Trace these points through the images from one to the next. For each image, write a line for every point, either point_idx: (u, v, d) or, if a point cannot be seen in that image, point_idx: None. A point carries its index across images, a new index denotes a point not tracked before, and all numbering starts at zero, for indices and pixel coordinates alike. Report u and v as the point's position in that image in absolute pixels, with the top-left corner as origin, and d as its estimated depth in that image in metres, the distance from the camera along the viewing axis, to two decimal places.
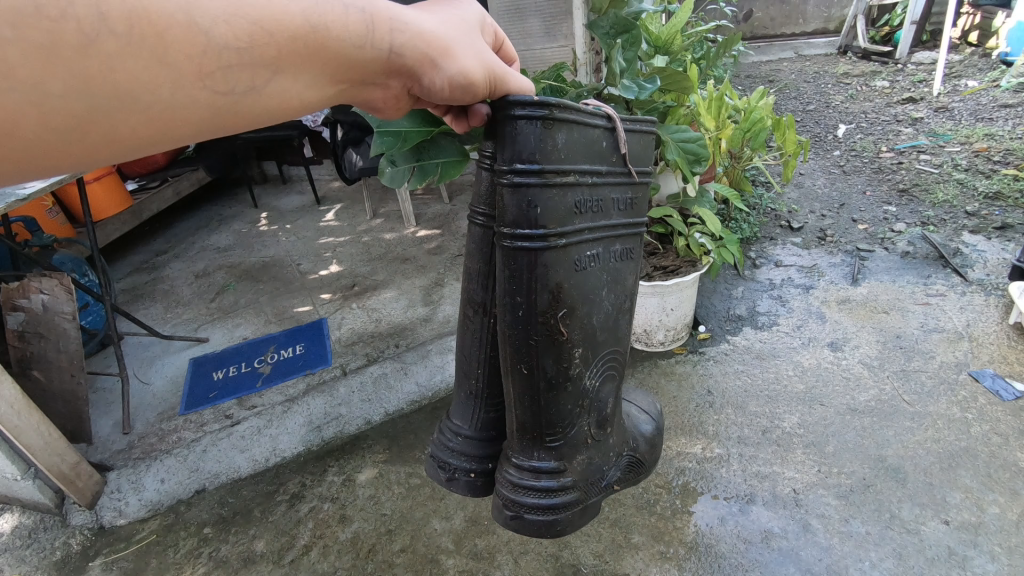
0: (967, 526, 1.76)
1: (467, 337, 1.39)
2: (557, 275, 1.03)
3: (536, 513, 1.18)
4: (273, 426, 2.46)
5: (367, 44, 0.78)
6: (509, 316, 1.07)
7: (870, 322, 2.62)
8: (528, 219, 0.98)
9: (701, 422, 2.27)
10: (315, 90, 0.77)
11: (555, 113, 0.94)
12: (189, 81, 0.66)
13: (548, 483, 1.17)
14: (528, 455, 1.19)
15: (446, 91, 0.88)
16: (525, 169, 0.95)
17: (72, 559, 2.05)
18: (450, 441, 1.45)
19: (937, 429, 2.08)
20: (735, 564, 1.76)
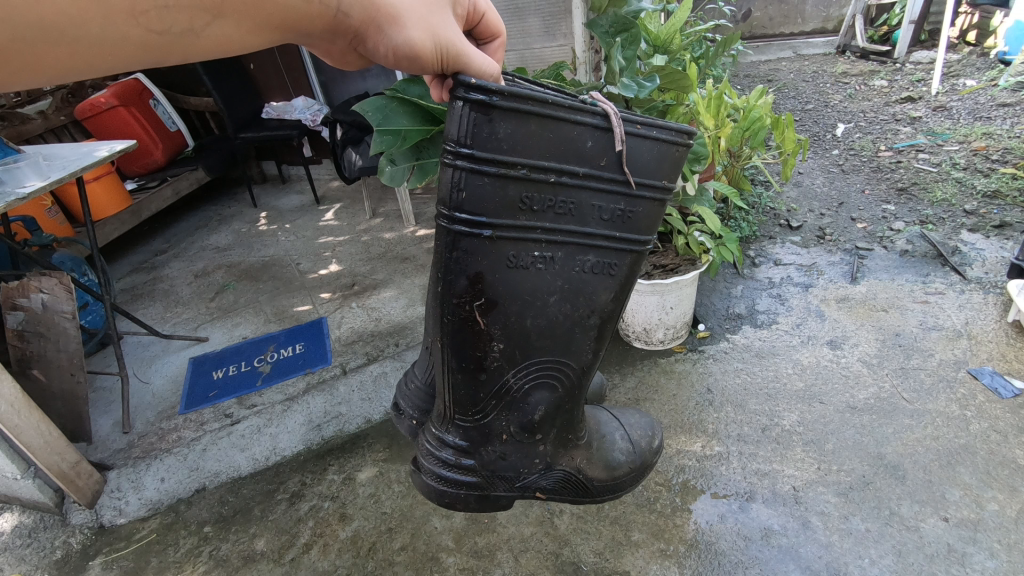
0: (966, 522, 1.77)
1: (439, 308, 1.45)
2: (478, 264, 1.02)
3: (432, 476, 1.27)
4: (273, 425, 2.47)
5: (315, 2, 0.80)
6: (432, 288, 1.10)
7: (869, 320, 2.63)
8: (455, 202, 0.97)
9: (700, 420, 2.27)
10: (257, 36, 0.81)
11: (501, 101, 0.88)
12: (121, 17, 0.70)
13: (449, 457, 1.24)
14: (442, 426, 1.25)
15: (391, 60, 0.89)
16: (460, 153, 0.92)
17: (72, 558, 2.05)
18: (409, 385, 1.63)
19: (936, 426, 2.09)
20: (735, 561, 1.76)
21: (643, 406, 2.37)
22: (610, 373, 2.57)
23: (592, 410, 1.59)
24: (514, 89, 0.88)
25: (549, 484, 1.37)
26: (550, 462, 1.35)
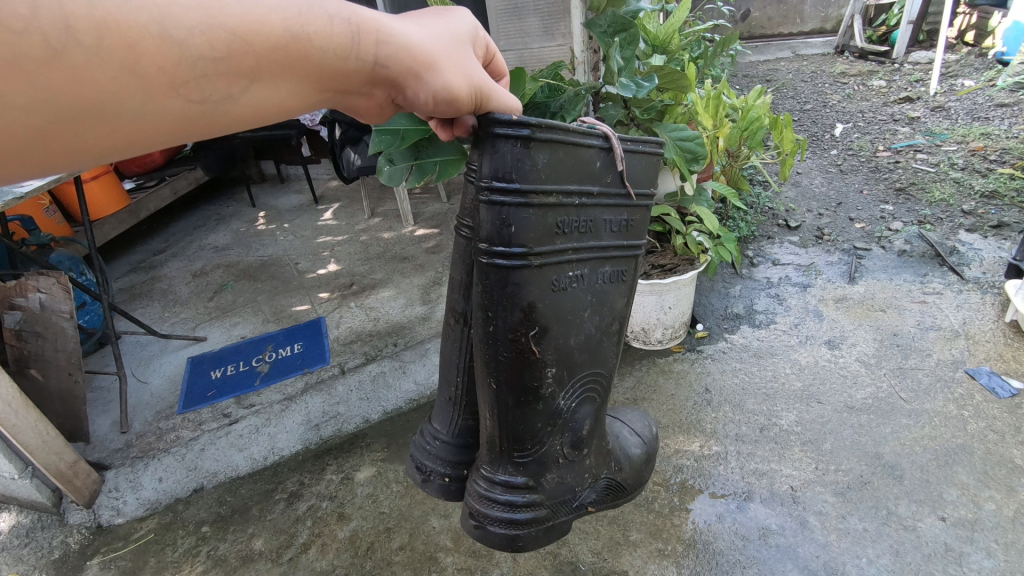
0: (964, 522, 1.77)
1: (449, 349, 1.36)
2: (529, 294, 1.01)
3: (499, 525, 1.18)
4: (271, 424, 2.46)
5: (352, 56, 0.77)
6: (481, 329, 1.07)
7: (867, 320, 2.63)
8: (502, 237, 0.97)
9: (698, 420, 2.27)
10: (296, 97, 0.77)
11: (537, 132, 0.91)
12: (161, 92, 0.65)
13: (513, 499, 1.17)
14: (496, 468, 1.19)
15: (430, 104, 0.87)
16: (501, 186, 0.93)
17: (70, 558, 2.04)
18: (427, 444, 1.43)
19: (934, 426, 2.09)
20: (733, 561, 1.77)
21: (641, 406, 2.37)
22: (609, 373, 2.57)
23: None
24: (546, 120, 0.92)
25: (597, 496, 1.35)
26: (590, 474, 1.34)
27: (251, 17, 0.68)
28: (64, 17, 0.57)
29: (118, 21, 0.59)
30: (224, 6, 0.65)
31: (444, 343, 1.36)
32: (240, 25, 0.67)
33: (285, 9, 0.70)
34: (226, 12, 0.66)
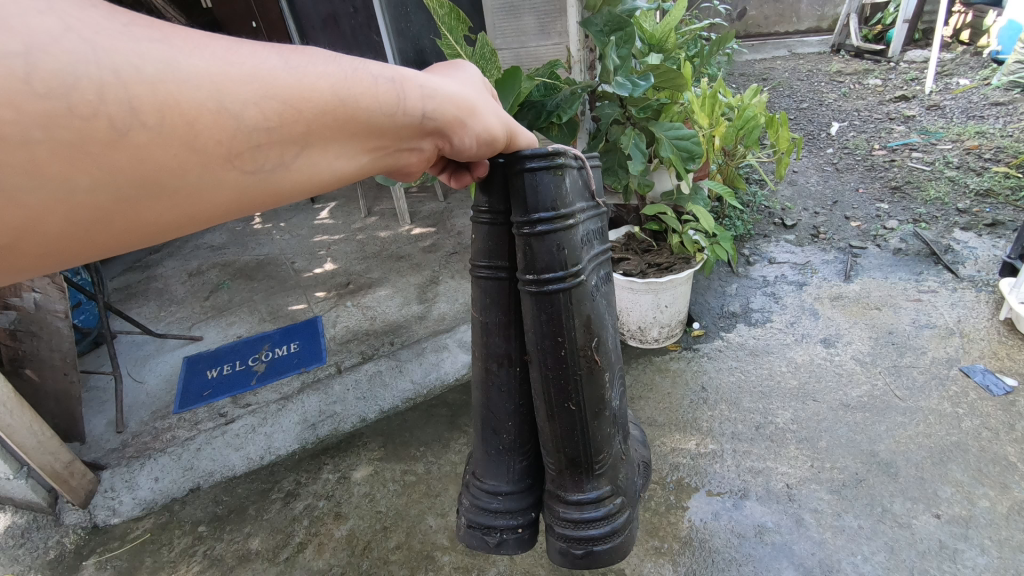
0: (958, 519, 1.79)
1: (492, 395, 1.22)
2: (583, 308, 1.06)
3: (601, 542, 1.16)
4: (268, 424, 2.46)
5: (400, 112, 0.75)
6: (551, 357, 1.07)
7: (863, 319, 2.64)
8: (554, 263, 1.00)
9: (694, 419, 2.28)
10: (347, 160, 0.74)
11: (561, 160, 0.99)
12: (219, 165, 0.61)
13: (605, 510, 1.17)
14: (581, 488, 1.16)
15: (474, 148, 0.88)
16: (542, 217, 0.98)
17: (66, 558, 2.05)
18: (488, 502, 1.22)
19: (929, 424, 2.10)
20: (729, 558, 1.77)
21: (637, 404, 2.38)
22: None
23: None
24: (564, 147, 1.00)
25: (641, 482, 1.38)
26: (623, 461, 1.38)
27: (302, 84, 0.65)
28: (129, 99, 0.53)
29: (180, 98, 0.55)
30: (275, 75, 0.63)
31: (479, 393, 1.25)
32: (292, 93, 0.64)
33: (331, 74, 0.68)
34: (278, 82, 0.63)
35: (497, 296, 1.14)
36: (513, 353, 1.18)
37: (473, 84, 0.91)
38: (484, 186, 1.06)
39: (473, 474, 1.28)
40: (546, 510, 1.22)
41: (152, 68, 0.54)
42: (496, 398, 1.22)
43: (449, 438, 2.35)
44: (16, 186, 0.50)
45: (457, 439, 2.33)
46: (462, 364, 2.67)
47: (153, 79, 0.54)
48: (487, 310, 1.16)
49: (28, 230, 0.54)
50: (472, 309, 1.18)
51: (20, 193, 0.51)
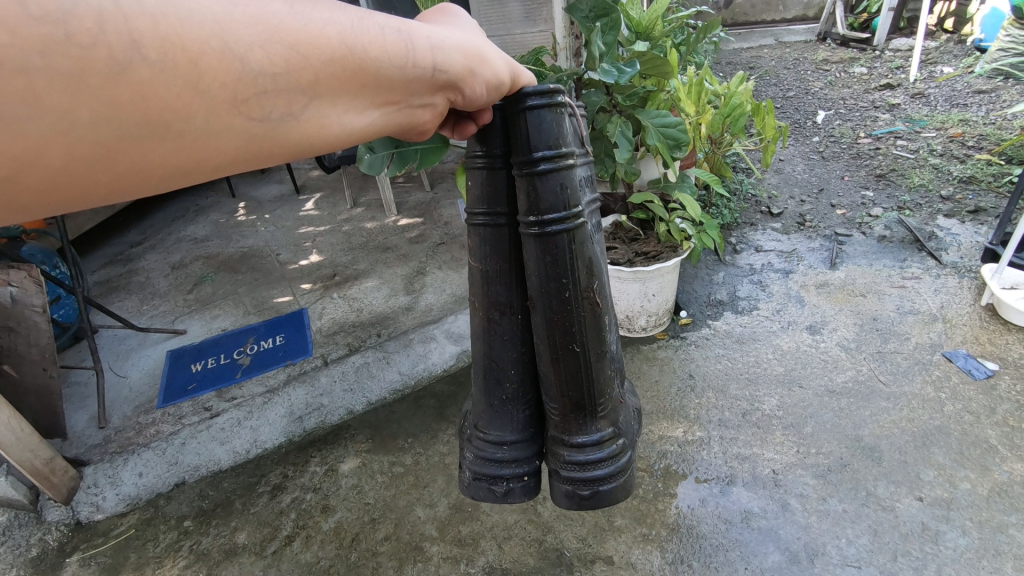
0: (940, 502, 1.81)
1: (495, 347, 1.18)
2: (586, 249, 1.05)
3: (607, 482, 1.16)
4: (253, 418, 2.43)
5: (409, 63, 0.72)
6: (556, 299, 1.05)
7: (848, 305, 2.66)
8: (558, 201, 0.99)
9: (682, 406, 2.28)
10: (359, 114, 0.70)
11: (562, 99, 0.98)
12: (225, 109, 0.57)
13: (611, 451, 1.16)
14: (586, 431, 1.15)
15: (484, 97, 0.85)
16: (545, 157, 0.96)
17: (48, 556, 2.03)
18: (493, 453, 1.20)
19: (912, 408, 2.13)
20: (716, 544, 1.79)
21: None
22: None
23: None
24: (565, 88, 0.99)
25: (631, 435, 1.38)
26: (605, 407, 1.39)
27: (308, 29, 0.62)
28: (130, 31, 0.50)
29: (187, 32, 0.53)
30: (281, 19, 0.60)
31: (479, 343, 1.21)
32: (298, 38, 0.61)
33: (338, 21, 0.65)
34: (285, 25, 0.60)
35: (499, 244, 1.10)
36: (514, 301, 1.14)
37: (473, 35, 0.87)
38: (482, 133, 1.03)
39: (474, 427, 1.26)
40: (550, 456, 1.21)
41: (153, 4, 0.52)
42: (498, 348, 1.18)
43: (437, 429, 2.34)
44: (11, 113, 0.48)
45: (445, 430, 2.33)
46: (450, 355, 2.65)
47: (155, 13, 0.52)
48: (487, 258, 1.11)
49: (25, 166, 0.50)
50: (472, 259, 1.14)
51: (16, 122, 0.48)
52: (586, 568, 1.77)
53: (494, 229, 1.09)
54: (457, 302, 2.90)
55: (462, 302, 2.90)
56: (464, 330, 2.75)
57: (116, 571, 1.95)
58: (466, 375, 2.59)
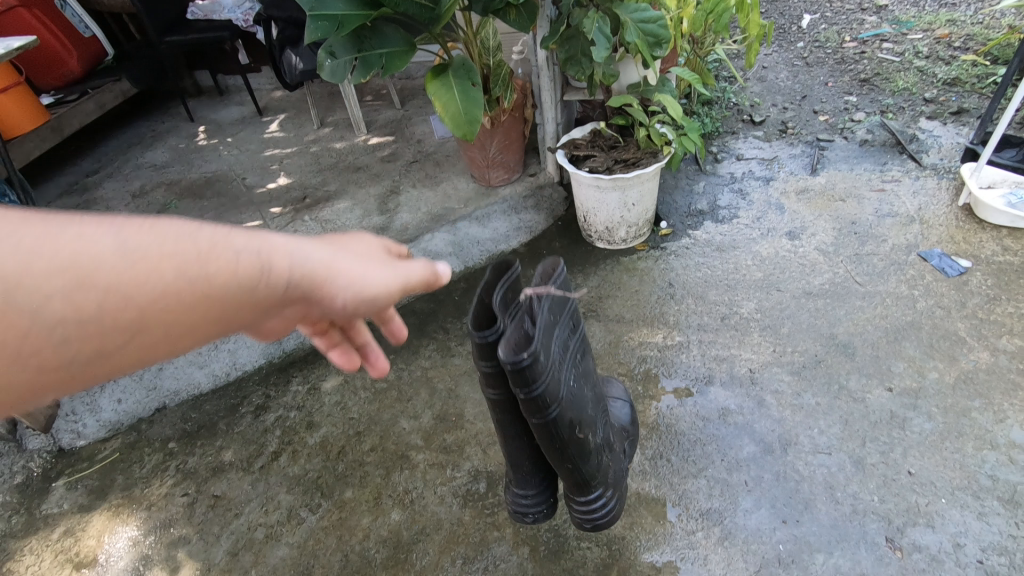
0: (908, 391, 1.88)
1: (508, 448, 1.33)
2: (573, 444, 1.18)
3: (602, 513, 1.35)
4: (230, 341, 2.39)
5: (261, 283, 0.74)
6: (546, 434, 1.14)
7: (827, 210, 2.64)
8: (546, 404, 1.08)
9: (661, 313, 2.30)
10: (214, 337, 0.75)
11: (540, 350, 1.02)
12: (74, 341, 0.64)
13: (603, 514, 1.35)
14: (586, 505, 1.33)
15: (352, 310, 0.87)
16: (536, 386, 1.03)
17: (34, 482, 2.04)
18: (517, 501, 1.45)
19: (886, 306, 2.16)
20: (694, 439, 1.84)
21: (605, 303, 2.38)
22: (573, 275, 2.56)
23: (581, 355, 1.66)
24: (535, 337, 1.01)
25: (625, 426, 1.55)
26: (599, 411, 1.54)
27: (141, 264, 0.65)
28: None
29: (74, 258, 0.62)
30: (105, 267, 0.63)
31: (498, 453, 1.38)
32: (128, 293, 0.64)
33: (176, 253, 0.67)
34: (106, 260, 0.63)
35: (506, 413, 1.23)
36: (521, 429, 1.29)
37: (372, 255, 0.90)
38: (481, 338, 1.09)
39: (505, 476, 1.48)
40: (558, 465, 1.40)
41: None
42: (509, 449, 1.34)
43: (419, 345, 2.34)
44: None
45: (427, 346, 2.33)
46: None
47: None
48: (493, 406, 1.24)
49: None
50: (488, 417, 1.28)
51: None
52: None
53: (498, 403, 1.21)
54: (433, 220, 2.82)
55: (438, 220, 2.82)
56: (442, 248, 2.70)
57: (105, 493, 1.97)
58: (445, 293, 2.56)
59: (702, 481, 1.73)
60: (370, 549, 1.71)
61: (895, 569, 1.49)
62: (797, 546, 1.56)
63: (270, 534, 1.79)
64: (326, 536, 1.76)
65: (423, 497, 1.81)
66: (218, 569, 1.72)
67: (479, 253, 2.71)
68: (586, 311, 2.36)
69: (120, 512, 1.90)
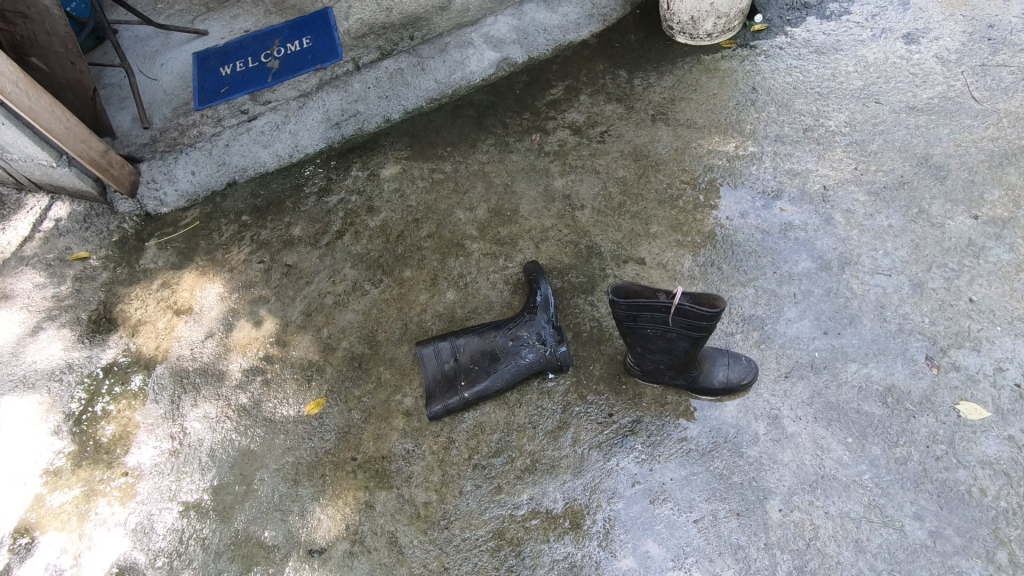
0: (996, 221, 1.74)
1: (503, 372, 1.66)
2: (631, 342, 1.53)
3: (633, 367, 1.62)
4: (291, 122, 2.39)
5: None
6: (629, 332, 1.49)
7: (962, 10, 2.24)
8: (626, 322, 1.46)
9: (738, 121, 2.12)
10: None
11: (619, 311, 1.43)
12: None
13: (633, 367, 1.61)
14: (633, 364, 1.61)
15: None
16: (623, 316, 1.45)
17: (129, 240, 2.25)
18: (522, 360, 1.67)
19: (999, 128, 1.92)
20: (749, 251, 1.82)
21: (677, 106, 2.21)
22: (645, 73, 2.34)
23: (729, 353, 1.59)
24: (622, 303, 1.40)
25: (720, 386, 1.55)
26: (720, 354, 1.58)
27: None
28: None
29: None
30: None
31: (505, 374, 1.66)
32: None
33: None
34: None
35: (464, 377, 1.67)
36: (491, 370, 1.67)
37: None
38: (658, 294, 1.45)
39: (545, 373, 1.69)
40: (631, 361, 1.62)
41: None
42: (507, 371, 1.66)
43: (476, 139, 2.29)
44: None
45: (484, 140, 2.28)
46: (489, 63, 2.47)
47: None
48: (471, 381, 1.67)
49: None
50: (462, 374, 1.68)
51: None
52: (618, 267, 1.86)
53: (458, 367, 1.69)
54: None
55: None
56: (505, 35, 2.49)
57: (191, 254, 2.18)
58: (506, 86, 2.43)
59: (750, 290, 1.75)
60: (427, 321, 1.87)
61: (928, 382, 1.53)
62: (834, 355, 1.60)
63: (338, 301, 1.97)
64: (387, 307, 1.92)
65: (476, 282, 1.92)
66: (295, 325, 1.94)
67: (545, 43, 2.50)
68: (655, 113, 2.21)
69: (207, 272, 2.12)
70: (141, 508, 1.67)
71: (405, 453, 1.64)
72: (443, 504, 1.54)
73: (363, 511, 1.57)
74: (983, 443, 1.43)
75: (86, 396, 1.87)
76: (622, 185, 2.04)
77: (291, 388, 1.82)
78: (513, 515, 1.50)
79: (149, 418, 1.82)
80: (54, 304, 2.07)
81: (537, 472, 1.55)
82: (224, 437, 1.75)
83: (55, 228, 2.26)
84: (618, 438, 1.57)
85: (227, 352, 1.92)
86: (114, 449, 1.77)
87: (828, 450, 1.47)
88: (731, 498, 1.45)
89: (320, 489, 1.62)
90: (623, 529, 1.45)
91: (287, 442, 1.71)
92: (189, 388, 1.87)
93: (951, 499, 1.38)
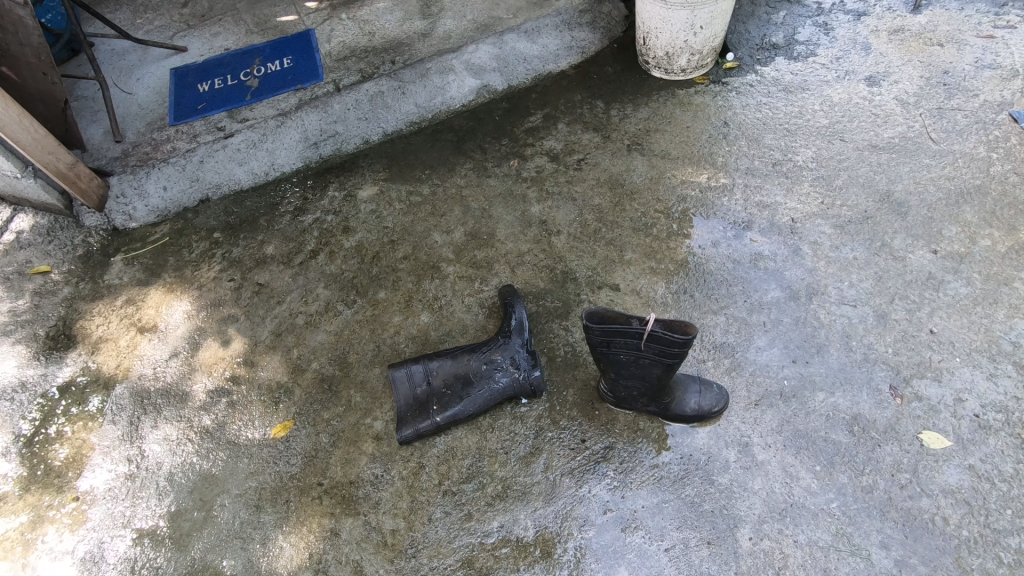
0: (953, 256, 1.82)
1: (476, 397, 1.64)
2: (605, 367, 1.53)
3: (604, 392, 1.62)
4: (269, 141, 2.38)
5: None
6: (602, 357, 1.50)
7: (919, 56, 2.36)
8: (599, 348, 1.47)
9: (711, 153, 2.18)
10: None
11: (591, 336, 1.43)
12: None
13: (604, 392, 1.62)
14: (605, 389, 1.61)
15: None
16: (595, 342, 1.45)
17: (94, 255, 2.19)
18: (496, 385, 1.65)
19: (956, 168, 2.02)
20: (721, 280, 1.85)
21: (652, 137, 2.27)
22: (622, 105, 2.40)
23: (700, 381, 1.60)
24: (593, 326, 1.41)
25: (691, 413, 1.56)
26: (692, 382, 1.60)
27: None
28: None
29: None
30: None
31: (477, 400, 1.64)
32: None
33: None
34: None
35: (436, 402, 1.65)
36: (463, 396, 1.65)
37: None
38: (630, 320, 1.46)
39: (519, 399, 1.68)
40: (602, 386, 1.62)
41: None
42: (480, 397, 1.65)
43: (455, 163, 2.31)
44: None
45: (463, 165, 2.30)
46: (469, 90, 2.51)
47: None
48: (444, 407, 1.64)
49: None
50: (434, 399, 1.65)
51: None
52: (593, 293, 1.88)
53: (431, 392, 1.67)
54: (478, 30, 2.60)
55: (484, 31, 2.59)
56: (486, 63, 2.54)
57: (158, 271, 2.13)
58: (486, 112, 2.46)
59: (721, 318, 1.77)
60: (401, 343, 1.85)
61: (892, 412, 1.56)
62: (802, 383, 1.63)
63: (310, 321, 1.93)
64: (360, 328, 1.90)
65: (451, 305, 1.91)
66: (264, 346, 1.90)
67: (525, 72, 2.55)
68: (630, 143, 2.26)
69: (174, 289, 2.07)
70: (92, 535, 1.59)
71: (374, 478, 1.60)
72: (412, 531, 1.50)
73: (328, 539, 1.52)
74: (945, 472, 1.46)
75: (40, 416, 1.79)
76: (598, 213, 2.07)
77: (258, 410, 1.76)
78: (483, 543, 1.47)
79: (105, 440, 1.74)
80: (10, 319, 1.99)
81: (508, 498, 1.53)
82: (184, 461, 1.69)
83: (16, 240, 2.19)
84: (590, 464, 1.56)
85: (193, 372, 1.86)
86: (65, 473, 1.69)
87: (797, 478, 1.49)
88: (702, 526, 1.44)
89: (283, 516, 1.57)
90: (594, 558, 1.43)
91: (250, 466, 1.66)
92: (149, 409, 1.80)
93: (916, 528, 1.40)
